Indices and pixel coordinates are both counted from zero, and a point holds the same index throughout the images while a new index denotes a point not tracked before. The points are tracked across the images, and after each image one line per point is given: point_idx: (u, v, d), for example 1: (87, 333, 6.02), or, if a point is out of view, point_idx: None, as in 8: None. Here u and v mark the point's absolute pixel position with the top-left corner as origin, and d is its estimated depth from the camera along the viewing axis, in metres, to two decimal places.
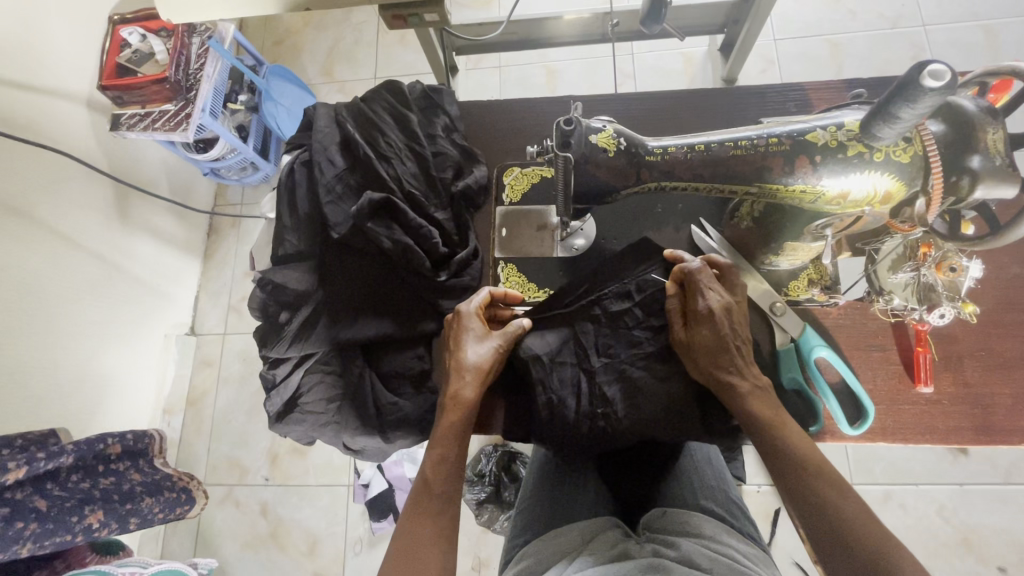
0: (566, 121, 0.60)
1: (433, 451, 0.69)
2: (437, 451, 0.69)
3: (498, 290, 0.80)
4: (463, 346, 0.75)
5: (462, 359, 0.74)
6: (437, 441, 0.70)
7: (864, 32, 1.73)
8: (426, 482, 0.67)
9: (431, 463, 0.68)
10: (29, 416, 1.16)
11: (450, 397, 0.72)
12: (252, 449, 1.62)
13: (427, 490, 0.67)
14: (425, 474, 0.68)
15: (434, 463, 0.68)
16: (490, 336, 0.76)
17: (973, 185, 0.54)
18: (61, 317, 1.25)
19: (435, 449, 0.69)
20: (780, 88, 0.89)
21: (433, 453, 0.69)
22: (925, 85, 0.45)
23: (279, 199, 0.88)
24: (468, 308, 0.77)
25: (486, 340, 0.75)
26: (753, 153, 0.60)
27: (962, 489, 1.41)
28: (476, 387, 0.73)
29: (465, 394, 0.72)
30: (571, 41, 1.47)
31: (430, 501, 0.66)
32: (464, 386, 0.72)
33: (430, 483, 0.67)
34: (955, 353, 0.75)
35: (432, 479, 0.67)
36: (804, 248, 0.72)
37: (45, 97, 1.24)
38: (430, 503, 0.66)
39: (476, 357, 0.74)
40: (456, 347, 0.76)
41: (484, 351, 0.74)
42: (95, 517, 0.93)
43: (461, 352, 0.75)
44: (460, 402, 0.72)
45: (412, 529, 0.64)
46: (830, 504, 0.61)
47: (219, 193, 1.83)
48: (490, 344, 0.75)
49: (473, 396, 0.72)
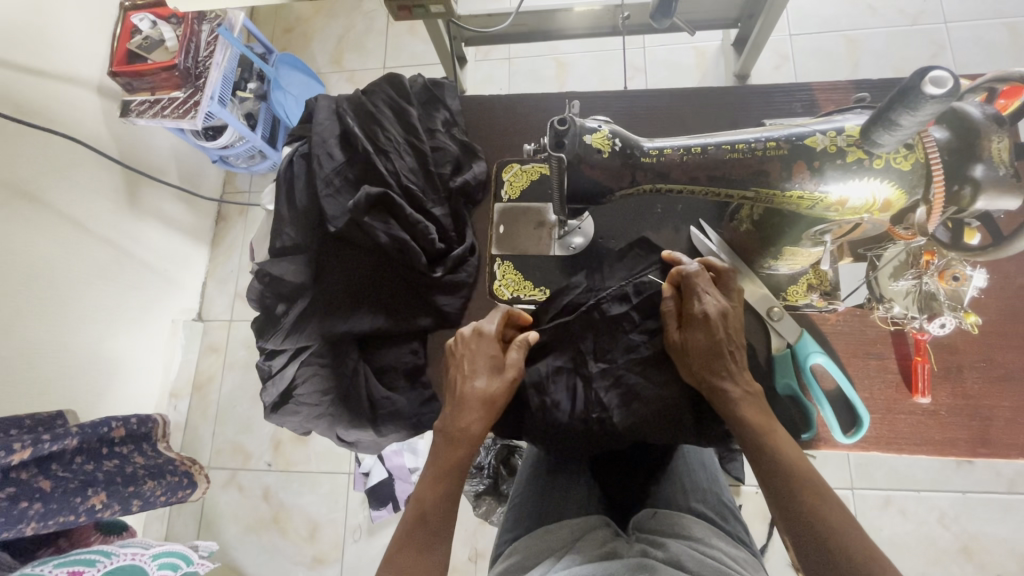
0: (560, 121, 0.58)
1: (432, 484, 0.69)
2: (438, 487, 0.69)
3: (516, 311, 0.79)
4: (476, 371, 0.73)
5: (477, 387, 0.72)
6: (436, 475, 0.69)
7: (884, 29, 1.69)
8: (422, 512, 0.67)
9: (431, 492, 0.68)
10: (38, 398, 1.18)
11: (462, 427, 0.71)
12: (256, 434, 1.64)
13: (424, 521, 0.66)
14: (421, 506, 0.67)
15: (434, 496, 0.68)
16: (508, 365, 0.74)
17: (975, 195, 0.53)
18: (70, 301, 1.26)
19: (433, 482, 0.69)
20: (789, 87, 0.87)
21: (432, 485, 0.69)
22: (926, 92, 0.44)
23: (278, 192, 0.89)
24: (490, 330, 0.75)
25: (504, 369, 0.74)
26: (750, 156, 0.59)
27: (965, 497, 1.40)
28: (487, 420, 0.72)
29: (476, 427, 0.71)
30: (580, 34, 1.45)
31: (423, 533, 0.65)
32: (477, 419, 0.71)
33: (425, 515, 0.67)
34: (956, 363, 0.74)
35: (431, 512, 0.67)
36: (803, 254, 0.71)
37: (58, 82, 1.25)
38: (425, 532, 0.65)
39: (486, 389, 0.72)
40: (470, 371, 0.74)
41: (501, 381, 0.73)
42: (98, 499, 0.95)
43: (475, 378, 0.73)
44: (469, 436, 0.71)
45: (405, 556, 0.63)
46: (815, 514, 0.60)
47: (228, 180, 1.84)
48: (508, 376, 0.73)
49: (483, 429, 0.71)
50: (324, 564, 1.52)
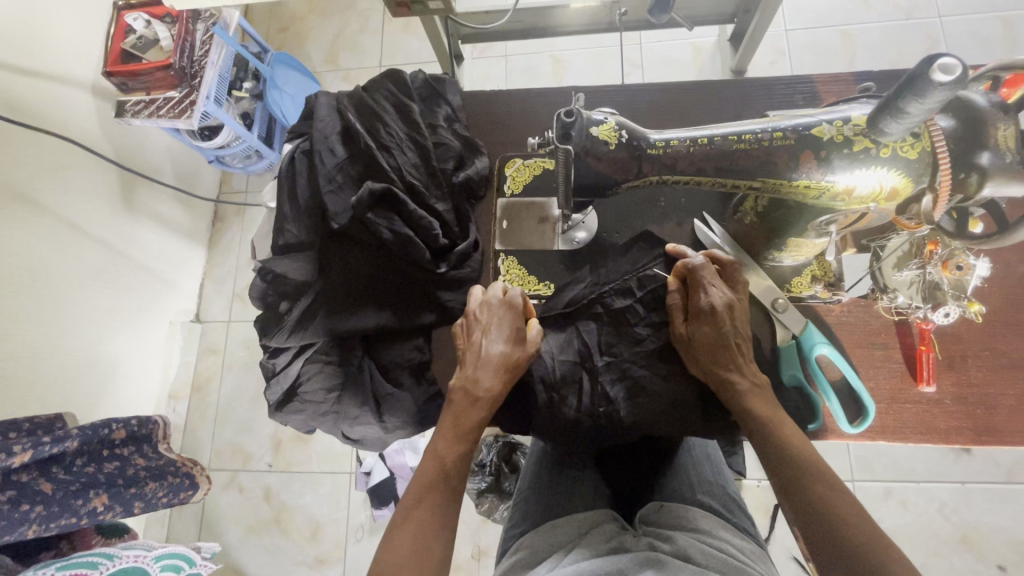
0: (567, 113, 0.59)
1: (452, 441, 0.69)
2: (457, 445, 0.68)
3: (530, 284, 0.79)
4: (501, 338, 0.73)
5: (501, 353, 0.72)
6: (455, 433, 0.69)
7: (878, 24, 1.70)
8: (444, 469, 0.67)
9: (452, 450, 0.68)
10: (36, 401, 1.17)
11: (484, 389, 0.71)
12: (256, 435, 1.63)
13: (445, 478, 0.66)
14: (442, 463, 0.67)
15: (456, 454, 0.68)
16: (529, 338, 0.75)
17: (981, 182, 0.53)
18: (66, 302, 1.25)
19: (453, 439, 0.68)
20: (789, 80, 0.88)
21: (452, 443, 0.68)
22: (935, 79, 0.44)
23: (280, 190, 0.89)
24: (517, 302, 0.75)
25: (526, 342, 0.74)
26: (757, 148, 0.59)
27: (963, 487, 1.40)
28: (506, 385, 0.72)
29: (498, 391, 0.71)
30: (579, 29, 1.44)
31: (443, 490, 0.66)
32: (499, 382, 0.72)
33: (448, 470, 0.67)
34: (959, 352, 0.75)
35: (452, 470, 0.67)
36: (809, 245, 0.72)
37: (51, 82, 1.23)
38: (442, 490, 0.66)
39: (509, 356, 0.72)
40: (495, 337, 0.73)
41: (523, 351, 0.74)
42: (99, 501, 0.94)
43: (501, 345, 0.73)
44: (489, 398, 0.71)
45: (422, 516, 0.63)
46: (823, 502, 0.60)
47: (225, 180, 1.83)
48: (529, 348, 0.74)
49: (501, 393, 0.72)
50: (326, 564, 1.51)
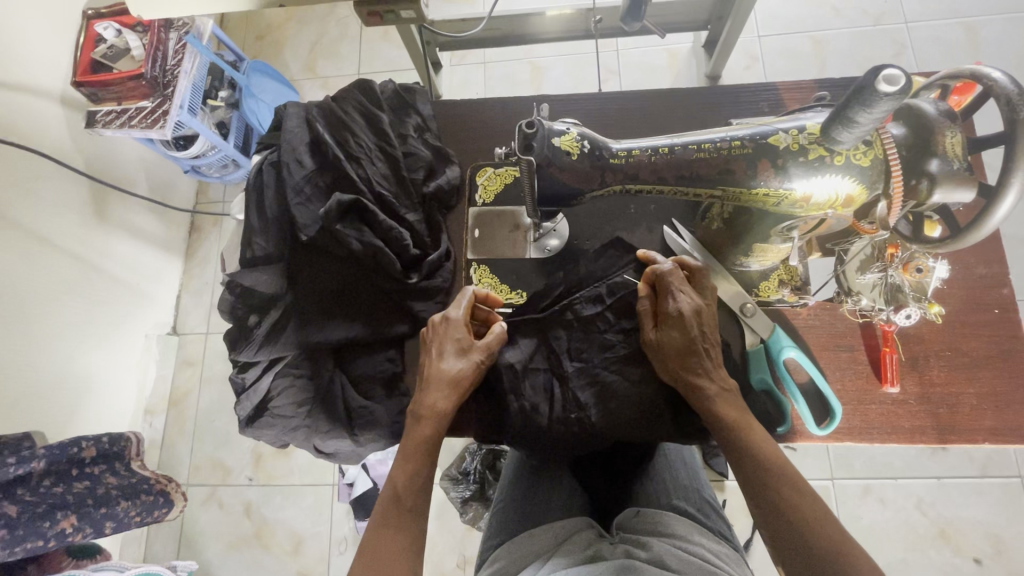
0: (529, 124, 0.59)
1: (403, 463, 0.68)
2: (407, 466, 0.68)
3: (481, 290, 0.78)
4: (446, 355, 0.73)
5: (444, 368, 0.72)
6: (406, 455, 0.69)
7: (847, 30, 1.73)
8: (395, 493, 0.66)
9: (403, 475, 0.67)
10: (8, 421, 1.14)
11: (428, 405, 0.71)
12: (236, 448, 1.61)
13: (397, 503, 0.66)
14: (395, 486, 0.67)
15: (406, 477, 0.67)
16: (474, 347, 0.74)
17: (931, 189, 0.55)
18: (37, 319, 1.23)
19: (405, 464, 0.68)
20: (755, 87, 0.89)
21: (403, 467, 0.68)
22: (880, 89, 0.45)
23: (248, 202, 0.88)
24: (457, 315, 0.75)
25: (470, 351, 0.73)
26: (716, 156, 0.60)
27: (940, 483, 1.43)
28: (453, 401, 0.72)
29: (442, 406, 0.71)
30: (555, 37, 1.45)
31: (402, 513, 0.65)
32: (442, 397, 0.71)
33: (400, 494, 0.66)
34: (922, 352, 0.76)
35: (406, 494, 0.66)
36: (773, 250, 0.72)
37: (20, 95, 1.21)
38: (398, 513, 0.65)
39: (450, 370, 0.72)
40: (438, 354, 0.74)
41: (467, 363, 0.73)
42: (68, 522, 0.91)
43: (443, 360, 0.73)
44: (437, 414, 0.71)
45: (381, 540, 0.63)
46: (789, 505, 0.61)
47: (201, 190, 1.81)
48: (473, 357, 0.73)
49: (449, 409, 0.71)
50: None
